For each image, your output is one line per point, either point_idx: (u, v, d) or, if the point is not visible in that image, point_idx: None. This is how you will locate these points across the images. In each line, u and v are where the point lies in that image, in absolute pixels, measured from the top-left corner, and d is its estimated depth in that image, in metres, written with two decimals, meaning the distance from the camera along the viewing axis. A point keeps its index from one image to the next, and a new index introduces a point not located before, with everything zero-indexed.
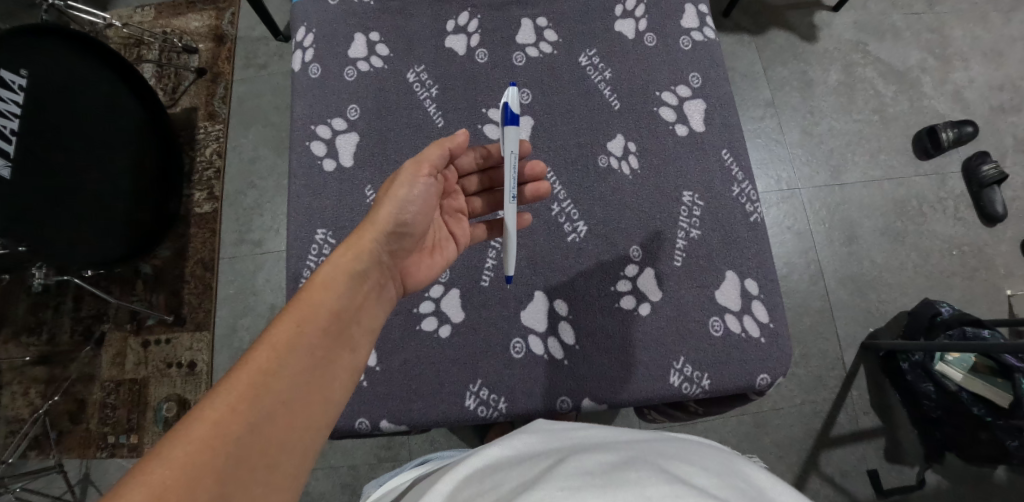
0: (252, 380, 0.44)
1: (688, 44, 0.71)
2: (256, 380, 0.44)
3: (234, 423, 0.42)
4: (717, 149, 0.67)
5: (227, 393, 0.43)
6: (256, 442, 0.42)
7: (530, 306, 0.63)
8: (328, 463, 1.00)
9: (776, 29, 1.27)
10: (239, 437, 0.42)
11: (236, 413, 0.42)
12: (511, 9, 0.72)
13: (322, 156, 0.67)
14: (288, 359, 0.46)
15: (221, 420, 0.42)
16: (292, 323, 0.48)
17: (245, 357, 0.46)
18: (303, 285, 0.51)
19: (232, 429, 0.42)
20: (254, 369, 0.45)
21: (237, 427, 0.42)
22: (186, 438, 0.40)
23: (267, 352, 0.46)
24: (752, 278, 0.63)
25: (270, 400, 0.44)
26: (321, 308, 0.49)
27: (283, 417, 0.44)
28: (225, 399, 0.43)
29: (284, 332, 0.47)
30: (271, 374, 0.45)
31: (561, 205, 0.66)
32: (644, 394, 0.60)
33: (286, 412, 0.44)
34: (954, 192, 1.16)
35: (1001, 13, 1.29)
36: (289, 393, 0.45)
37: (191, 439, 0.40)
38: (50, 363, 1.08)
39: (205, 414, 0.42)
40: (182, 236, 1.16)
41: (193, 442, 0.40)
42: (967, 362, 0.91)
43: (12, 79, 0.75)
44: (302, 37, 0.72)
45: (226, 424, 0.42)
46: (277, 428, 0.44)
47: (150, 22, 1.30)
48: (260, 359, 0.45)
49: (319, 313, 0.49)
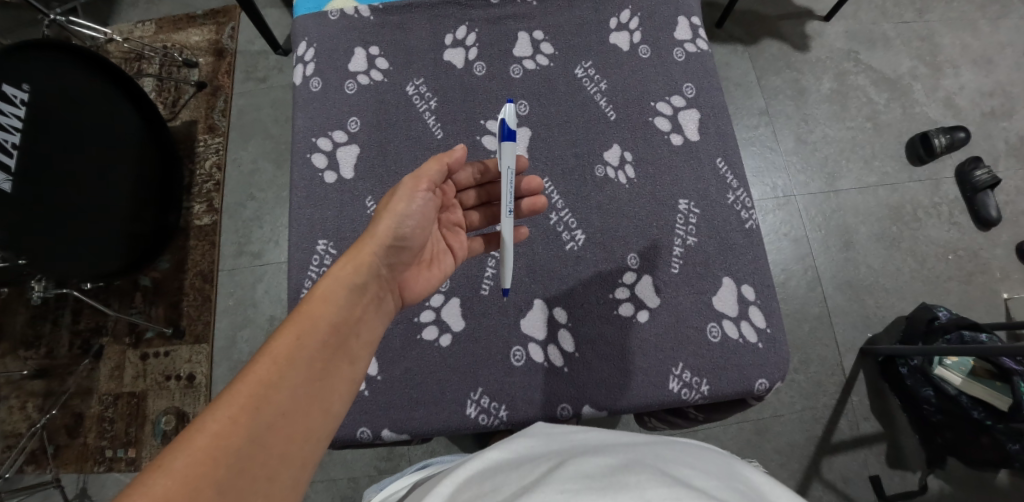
0: (253, 392, 0.44)
1: (682, 55, 0.72)
2: (257, 392, 0.45)
3: (234, 434, 0.42)
4: (712, 158, 0.68)
5: (227, 404, 0.43)
6: (255, 453, 0.42)
7: (529, 314, 0.63)
8: (329, 475, 1.00)
9: (768, 39, 1.29)
10: (240, 448, 0.42)
11: (237, 425, 0.43)
12: (508, 23, 0.74)
13: (323, 169, 0.68)
14: (289, 371, 0.47)
15: (221, 431, 0.42)
16: (292, 335, 0.48)
17: (245, 370, 0.46)
18: (302, 298, 0.51)
19: (232, 440, 0.42)
20: (256, 380, 0.45)
21: (237, 438, 0.42)
22: (186, 449, 0.40)
23: (269, 363, 0.46)
24: (749, 284, 0.64)
25: (270, 412, 0.44)
26: (322, 320, 0.50)
27: (284, 428, 0.44)
28: (226, 411, 0.43)
29: (284, 344, 0.48)
30: (272, 386, 0.45)
31: (559, 214, 0.67)
32: (643, 400, 0.60)
33: (286, 422, 0.45)
34: (947, 197, 1.17)
35: (989, 21, 1.31)
36: (289, 405, 0.45)
37: (191, 450, 0.40)
38: (48, 376, 1.08)
39: (205, 425, 0.42)
40: (182, 248, 1.16)
41: (194, 453, 0.40)
42: (966, 365, 0.92)
43: (13, 94, 0.76)
44: (302, 52, 0.73)
45: (226, 435, 0.42)
46: (277, 441, 0.44)
47: (150, 37, 1.31)
48: (262, 370, 0.46)
49: (320, 325, 0.50)
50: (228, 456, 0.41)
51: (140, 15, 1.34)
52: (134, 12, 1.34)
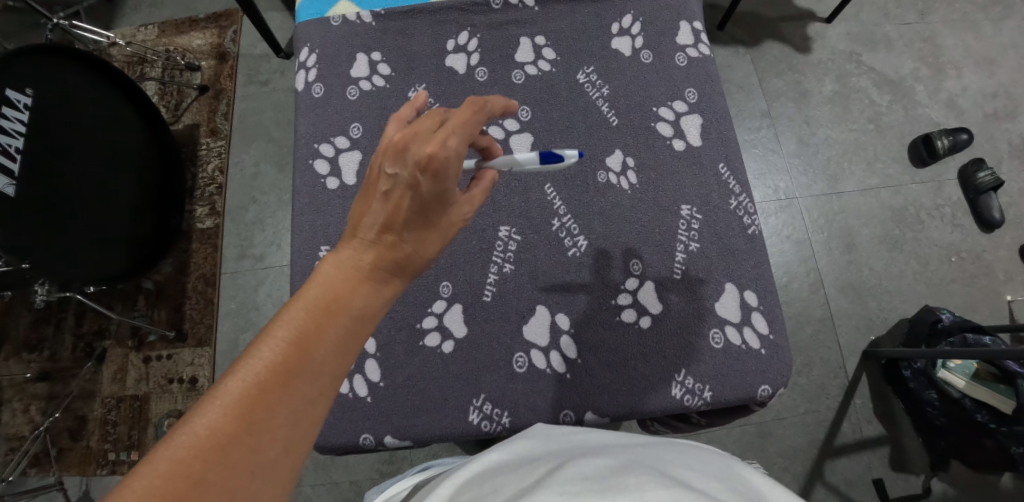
0: (270, 375, 0.33)
1: (683, 60, 0.72)
2: (271, 390, 0.32)
3: (248, 429, 0.31)
4: (714, 162, 0.68)
5: (223, 400, 0.31)
6: (275, 450, 0.31)
7: (532, 321, 0.62)
8: (330, 478, 1.02)
9: (769, 41, 1.29)
10: (250, 470, 0.30)
11: (251, 436, 0.31)
12: (510, 28, 0.73)
13: (325, 175, 0.68)
14: (324, 381, 0.34)
15: (233, 420, 0.31)
16: (315, 311, 0.36)
17: (251, 348, 0.34)
18: (321, 274, 0.39)
19: (248, 434, 0.31)
20: (272, 378, 0.33)
21: (254, 432, 0.31)
22: (185, 441, 0.30)
23: (292, 352, 0.34)
24: (751, 289, 0.63)
25: (291, 401, 0.33)
26: (367, 320, 0.39)
27: (305, 420, 0.33)
28: (234, 397, 0.31)
29: (304, 320, 0.36)
30: (299, 377, 0.34)
31: (561, 220, 0.66)
32: (646, 407, 0.60)
33: (304, 414, 0.33)
34: (951, 199, 1.17)
35: (991, 21, 1.31)
36: (315, 393, 0.34)
37: (190, 442, 0.30)
38: (50, 379, 1.08)
39: (207, 414, 0.31)
40: (184, 251, 1.17)
41: (195, 447, 0.30)
42: (970, 368, 0.92)
43: (18, 98, 0.76)
44: (304, 57, 0.73)
45: (238, 426, 0.31)
46: (303, 466, 0.33)
47: (152, 41, 1.32)
48: (280, 358, 0.34)
49: (363, 328, 0.39)
50: (236, 481, 0.30)
51: (143, 18, 1.34)
52: (136, 16, 1.34)
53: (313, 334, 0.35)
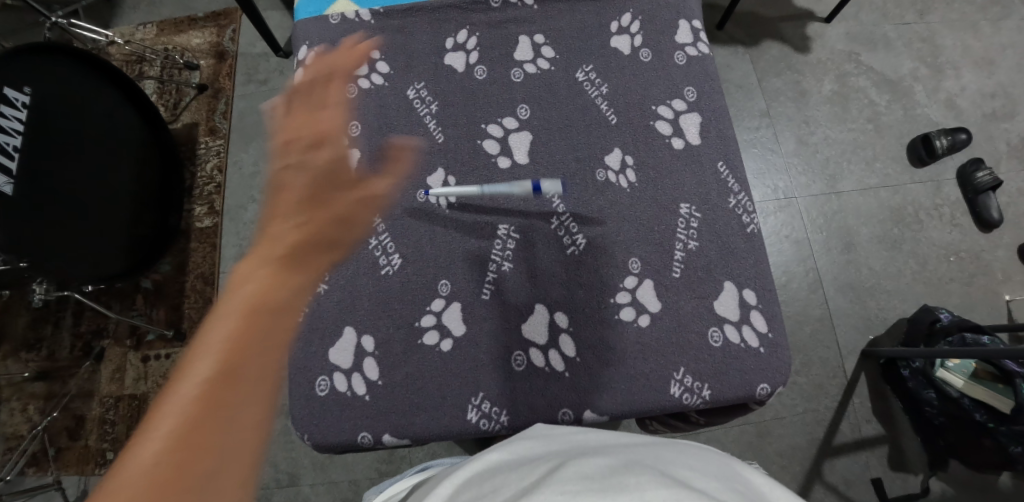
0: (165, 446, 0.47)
1: (682, 59, 0.71)
2: (163, 461, 0.46)
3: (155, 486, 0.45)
4: (713, 161, 0.67)
5: (146, 456, 0.47)
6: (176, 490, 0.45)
7: (530, 319, 0.60)
8: (329, 478, 1.03)
9: (769, 40, 1.29)
10: (204, 484, 0.46)
11: (165, 488, 0.45)
12: (509, 26, 0.72)
13: (323, 174, 0.65)
14: (224, 429, 0.49)
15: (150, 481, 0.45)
16: (176, 392, 0.51)
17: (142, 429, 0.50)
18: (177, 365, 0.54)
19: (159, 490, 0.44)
20: (163, 453, 0.47)
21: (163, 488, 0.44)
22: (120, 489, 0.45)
23: (169, 427, 0.48)
24: (750, 288, 0.62)
25: (199, 450, 0.47)
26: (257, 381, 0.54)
27: (213, 459, 0.47)
28: (140, 474, 0.45)
29: (174, 398, 0.50)
30: (201, 436, 0.48)
31: (560, 219, 0.64)
32: (644, 406, 0.58)
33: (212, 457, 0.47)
34: (949, 199, 1.17)
35: (990, 22, 1.31)
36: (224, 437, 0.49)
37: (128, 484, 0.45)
38: (49, 379, 1.08)
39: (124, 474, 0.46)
40: (182, 250, 1.17)
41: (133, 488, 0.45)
42: (968, 368, 0.92)
43: (16, 96, 0.76)
44: (301, 55, 0.71)
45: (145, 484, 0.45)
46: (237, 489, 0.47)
47: (151, 39, 1.31)
48: (170, 431, 0.48)
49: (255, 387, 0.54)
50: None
51: (141, 17, 1.34)
52: (135, 14, 1.34)
53: (190, 410, 0.49)
